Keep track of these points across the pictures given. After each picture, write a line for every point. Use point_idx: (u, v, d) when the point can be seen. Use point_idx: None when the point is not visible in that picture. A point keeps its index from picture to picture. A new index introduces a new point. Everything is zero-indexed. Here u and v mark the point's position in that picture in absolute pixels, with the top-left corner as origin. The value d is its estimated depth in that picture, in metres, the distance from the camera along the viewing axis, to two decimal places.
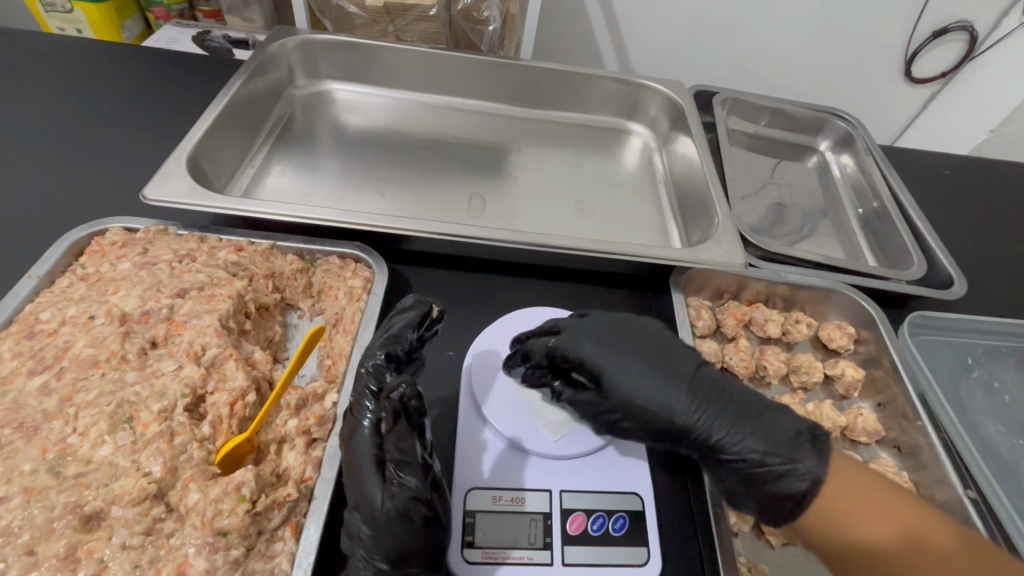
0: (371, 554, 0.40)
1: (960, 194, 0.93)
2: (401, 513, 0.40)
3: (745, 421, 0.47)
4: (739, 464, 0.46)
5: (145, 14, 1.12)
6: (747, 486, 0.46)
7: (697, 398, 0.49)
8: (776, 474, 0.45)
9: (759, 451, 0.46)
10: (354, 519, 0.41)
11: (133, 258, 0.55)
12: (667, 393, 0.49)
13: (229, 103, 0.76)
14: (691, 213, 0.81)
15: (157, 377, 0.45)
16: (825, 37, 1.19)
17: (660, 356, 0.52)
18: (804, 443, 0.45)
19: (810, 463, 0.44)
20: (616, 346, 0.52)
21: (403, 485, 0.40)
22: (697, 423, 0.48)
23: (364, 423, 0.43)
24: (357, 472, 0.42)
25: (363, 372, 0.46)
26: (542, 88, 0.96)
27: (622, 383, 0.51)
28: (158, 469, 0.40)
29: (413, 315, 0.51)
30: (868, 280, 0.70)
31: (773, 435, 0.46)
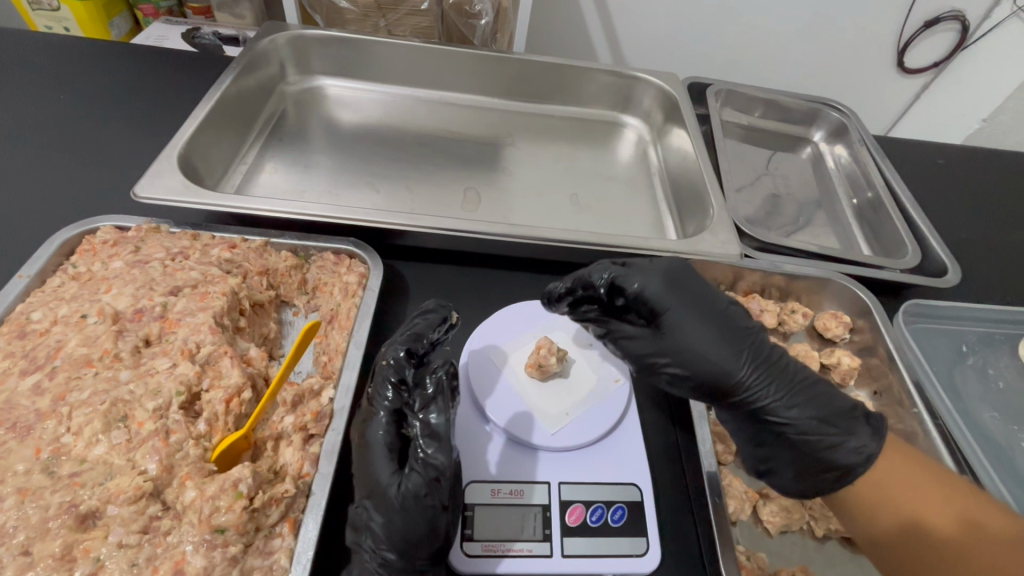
0: (382, 541, 0.40)
1: (954, 182, 0.94)
2: (421, 495, 0.40)
3: (800, 388, 0.50)
4: (790, 429, 0.49)
5: (133, 12, 1.11)
6: (788, 447, 0.49)
7: (760, 356, 0.50)
8: (828, 444, 0.47)
9: (814, 419, 0.48)
10: (364, 508, 0.42)
11: (125, 257, 0.54)
12: (731, 352, 0.50)
13: (220, 99, 0.76)
14: (686, 204, 0.81)
15: (152, 374, 0.44)
16: (818, 28, 1.19)
17: (725, 316, 0.52)
18: (856, 418, 0.48)
19: (864, 440, 0.47)
20: (688, 292, 0.52)
21: (424, 467, 0.41)
22: (757, 380, 0.49)
23: (381, 411, 0.45)
24: (373, 458, 0.43)
25: (382, 361, 0.47)
26: (536, 82, 0.96)
27: (688, 328, 0.51)
28: (154, 467, 0.39)
29: (434, 317, 0.51)
30: (863, 269, 0.70)
31: (828, 408, 0.49)
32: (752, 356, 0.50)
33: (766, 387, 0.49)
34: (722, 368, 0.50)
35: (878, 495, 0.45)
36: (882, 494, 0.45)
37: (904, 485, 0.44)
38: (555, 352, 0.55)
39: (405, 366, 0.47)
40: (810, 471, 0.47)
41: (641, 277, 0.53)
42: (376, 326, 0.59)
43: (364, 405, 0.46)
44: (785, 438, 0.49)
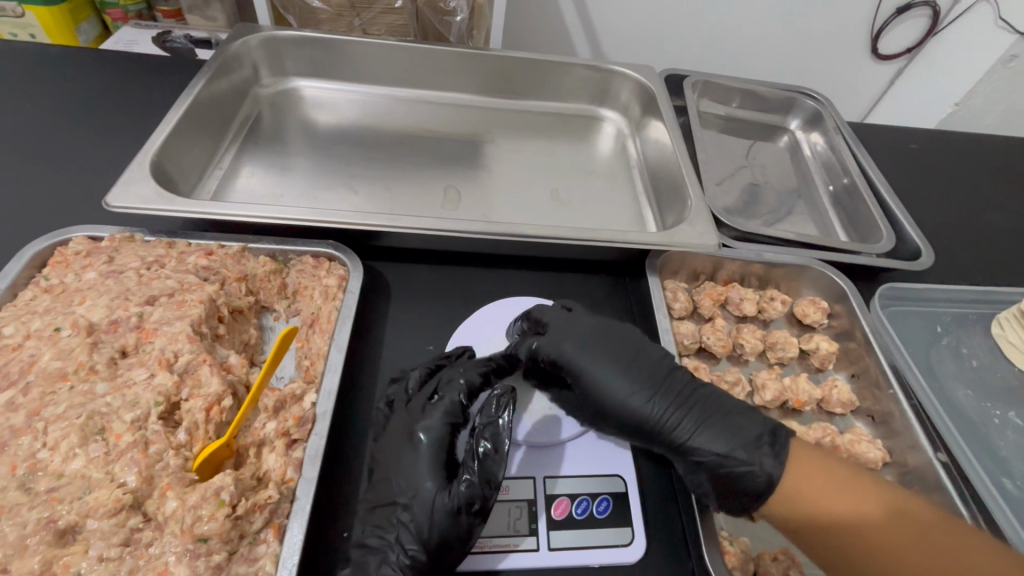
0: (415, 540, 0.42)
1: (928, 166, 0.96)
2: (472, 503, 0.42)
3: (709, 423, 0.49)
4: (702, 466, 0.47)
5: (101, 16, 1.09)
6: (704, 490, 0.48)
7: (667, 398, 0.50)
8: (735, 475, 0.46)
9: (720, 453, 0.47)
10: (401, 506, 0.44)
11: (98, 267, 0.54)
12: (636, 399, 0.50)
13: (192, 103, 0.75)
14: (664, 196, 0.81)
15: (129, 386, 0.44)
16: (793, 17, 1.20)
17: (634, 362, 0.52)
18: (763, 446, 0.46)
19: (768, 465, 0.45)
20: (594, 347, 0.53)
21: (480, 475, 0.44)
22: (664, 423, 0.49)
23: (440, 418, 0.47)
24: (426, 460, 0.45)
25: (458, 376, 0.50)
26: (513, 77, 0.95)
27: (596, 383, 0.52)
28: (133, 479, 0.39)
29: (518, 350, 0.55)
30: (839, 255, 0.71)
31: (738, 437, 0.47)
32: (661, 404, 0.50)
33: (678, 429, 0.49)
34: (631, 422, 0.50)
35: (825, 495, 0.43)
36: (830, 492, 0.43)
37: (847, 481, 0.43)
38: None
39: (477, 382, 0.50)
40: (727, 501, 0.47)
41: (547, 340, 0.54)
42: (358, 328, 0.59)
43: (419, 411, 0.48)
44: (700, 476, 0.48)
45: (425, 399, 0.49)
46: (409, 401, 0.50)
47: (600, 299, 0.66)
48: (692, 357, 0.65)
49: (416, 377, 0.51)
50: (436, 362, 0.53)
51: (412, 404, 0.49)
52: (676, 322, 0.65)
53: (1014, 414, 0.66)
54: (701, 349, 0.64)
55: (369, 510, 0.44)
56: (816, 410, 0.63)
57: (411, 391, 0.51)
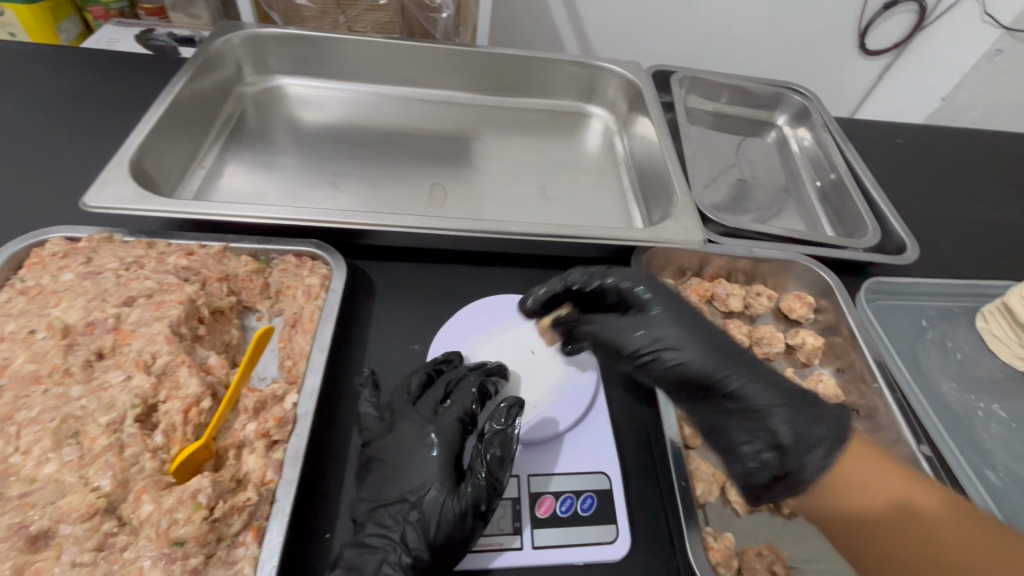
0: (420, 539, 0.41)
1: (914, 161, 0.96)
2: (479, 508, 0.42)
3: (769, 379, 0.50)
4: (761, 414, 0.48)
5: (82, 14, 1.08)
6: (761, 433, 0.47)
7: (734, 347, 0.51)
8: (800, 424, 0.47)
9: (782, 405, 0.48)
10: (410, 505, 0.43)
11: (76, 268, 0.53)
12: (706, 340, 0.51)
13: (173, 101, 0.74)
14: (651, 193, 0.81)
15: (105, 389, 0.43)
16: (781, 13, 1.20)
17: (701, 315, 0.54)
18: (822, 405, 0.48)
19: (830, 422, 0.47)
20: (669, 291, 0.54)
21: (488, 480, 0.44)
22: (729, 367, 0.50)
23: (451, 421, 0.47)
24: (437, 461, 0.45)
25: (470, 382, 0.50)
26: (500, 74, 0.95)
27: (668, 319, 0.52)
28: (108, 483, 0.38)
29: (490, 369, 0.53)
30: (825, 250, 0.71)
31: (798, 394, 0.49)
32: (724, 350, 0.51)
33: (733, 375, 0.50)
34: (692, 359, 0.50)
35: (844, 494, 0.45)
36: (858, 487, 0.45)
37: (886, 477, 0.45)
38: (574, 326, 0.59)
39: (488, 390, 0.50)
40: (786, 450, 0.46)
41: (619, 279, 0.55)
42: (342, 328, 0.59)
43: (431, 413, 0.48)
44: (759, 422, 0.48)
45: (435, 400, 0.49)
46: (417, 403, 0.49)
47: None
48: None
49: (422, 378, 0.51)
50: (435, 366, 0.52)
51: (419, 405, 0.49)
52: None
53: (997, 406, 0.66)
54: None
55: (371, 509, 0.44)
56: None
57: (415, 393, 0.50)
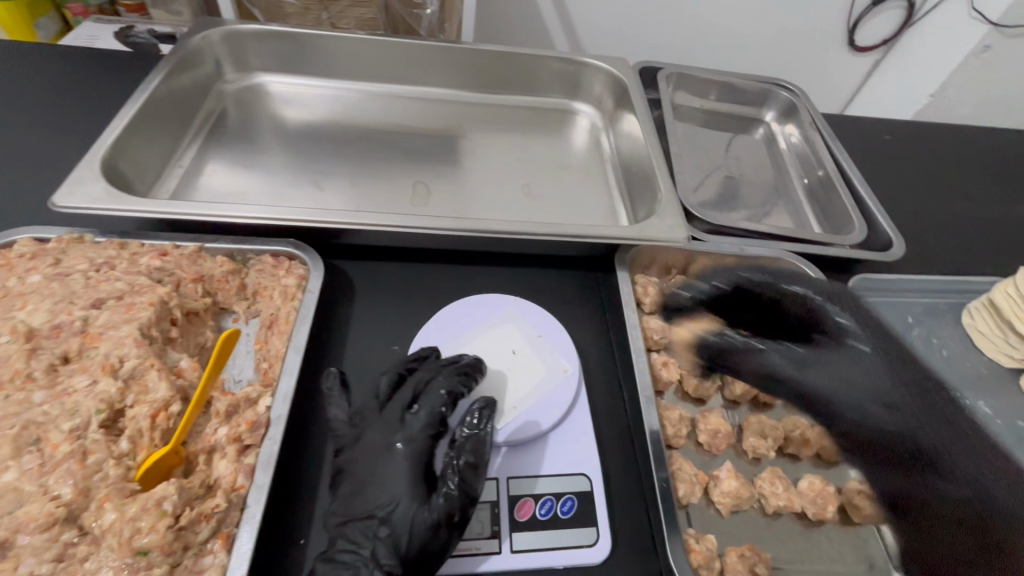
0: (391, 555, 0.40)
1: (902, 157, 0.96)
2: (453, 518, 0.41)
3: (967, 446, 0.50)
4: (969, 479, 0.48)
5: (61, 12, 1.06)
6: (947, 495, 0.48)
7: (909, 405, 0.52)
8: (980, 494, 0.47)
9: (996, 473, 0.48)
10: (379, 520, 0.42)
11: (44, 270, 0.52)
12: (895, 397, 0.53)
13: (149, 99, 0.72)
14: (636, 190, 0.80)
15: (69, 394, 0.42)
16: (770, 10, 1.20)
17: (907, 368, 0.54)
18: (996, 475, 0.48)
19: (1000, 494, 0.47)
20: (882, 338, 0.56)
21: (461, 488, 0.43)
22: (941, 430, 0.51)
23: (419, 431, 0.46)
24: (406, 472, 0.44)
25: (438, 384, 0.48)
26: (486, 71, 0.94)
27: (863, 372, 0.55)
28: (69, 491, 0.37)
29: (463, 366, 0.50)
30: (812, 247, 0.71)
31: (975, 462, 0.49)
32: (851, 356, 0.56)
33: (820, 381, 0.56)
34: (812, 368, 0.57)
35: None
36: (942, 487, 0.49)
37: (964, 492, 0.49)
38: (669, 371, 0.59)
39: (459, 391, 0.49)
40: (966, 522, 0.47)
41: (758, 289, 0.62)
42: (320, 329, 0.58)
43: (397, 421, 0.47)
44: (937, 487, 0.49)
45: (402, 406, 0.48)
46: (383, 409, 0.48)
47: (569, 294, 0.65)
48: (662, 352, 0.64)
49: (389, 382, 0.49)
50: (407, 365, 0.51)
51: (385, 411, 0.48)
52: (646, 316, 0.64)
53: (983, 403, 0.66)
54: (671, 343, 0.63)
55: (341, 523, 0.42)
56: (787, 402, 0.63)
57: (383, 396, 0.49)
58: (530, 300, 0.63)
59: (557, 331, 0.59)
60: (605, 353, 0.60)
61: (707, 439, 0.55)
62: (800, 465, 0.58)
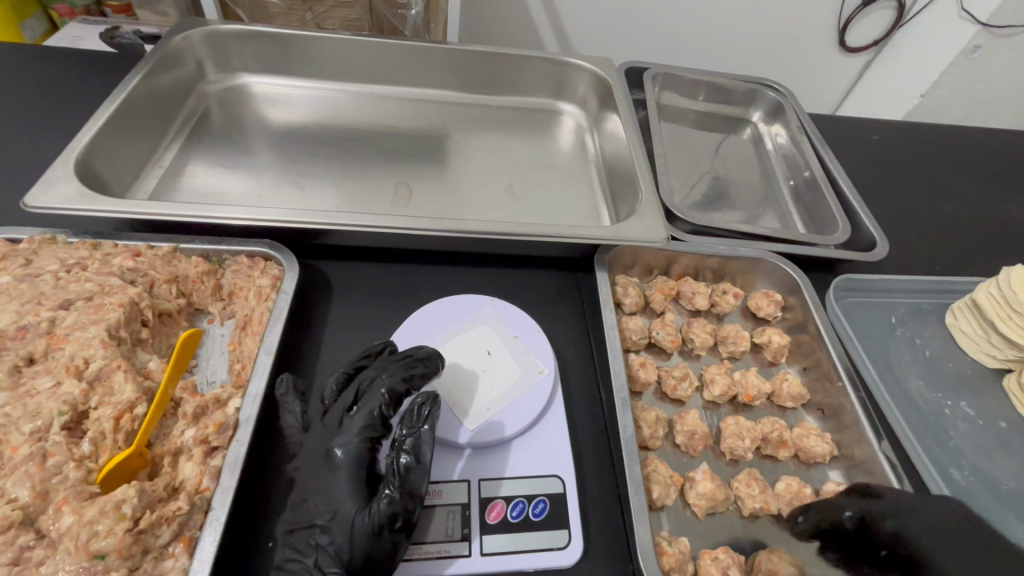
0: (334, 564, 0.40)
1: (889, 157, 0.96)
2: (394, 521, 0.41)
3: None
4: None
5: (48, 13, 1.06)
6: None
7: None
8: None
9: None
10: (320, 529, 0.41)
11: (13, 271, 0.51)
12: None
13: (127, 100, 0.72)
14: (619, 190, 0.80)
15: (32, 396, 0.42)
16: (760, 10, 1.20)
17: None
18: None
19: None
20: None
21: (402, 489, 0.42)
22: None
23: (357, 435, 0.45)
24: (346, 476, 0.43)
25: (380, 383, 0.47)
26: (471, 72, 0.94)
27: None
28: (26, 494, 0.37)
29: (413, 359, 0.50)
30: (794, 247, 0.70)
31: None
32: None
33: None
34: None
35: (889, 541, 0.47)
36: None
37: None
38: (686, 378, 0.59)
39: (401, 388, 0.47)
40: None
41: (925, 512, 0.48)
42: (295, 330, 0.57)
43: (337, 426, 0.46)
44: None
45: (343, 409, 0.47)
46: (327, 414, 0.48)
47: (549, 295, 0.65)
48: (642, 353, 0.63)
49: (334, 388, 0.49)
50: (355, 364, 0.51)
51: (327, 418, 0.47)
52: (625, 317, 0.63)
53: (965, 404, 0.65)
54: (650, 344, 0.63)
55: (287, 532, 0.42)
56: (767, 403, 0.62)
57: (327, 402, 0.49)
58: (508, 300, 0.63)
59: (534, 331, 0.58)
60: (582, 353, 0.60)
61: (684, 440, 0.55)
62: (778, 466, 0.57)
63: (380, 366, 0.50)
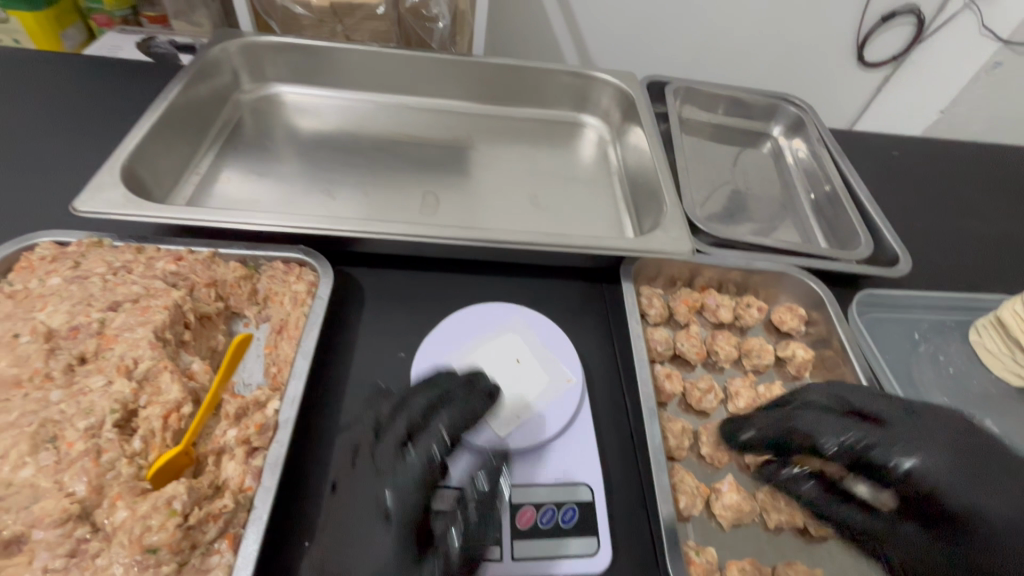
0: None
1: (910, 173, 0.96)
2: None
3: None
4: None
5: (87, 22, 1.10)
6: None
7: None
8: None
9: None
10: None
11: (63, 273, 0.54)
12: None
13: (168, 108, 0.74)
14: (643, 202, 0.81)
15: (84, 393, 0.43)
16: (780, 26, 1.21)
17: None
18: None
19: None
20: None
21: (460, 546, 0.42)
22: None
23: (413, 479, 0.43)
24: (396, 527, 0.42)
25: (442, 425, 0.47)
26: (495, 83, 0.95)
27: None
28: (82, 489, 0.38)
29: (474, 396, 0.50)
30: (817, 262, 0.71)
31: None
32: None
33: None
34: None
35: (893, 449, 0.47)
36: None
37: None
38: (710, 391, 0.60)
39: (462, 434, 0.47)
40: None
41: (925, 417, 0.48)
42: (329, 335, 0.59)
43: (391, 465, 0.45)
44: None
45: (397, 444, 0.46)
46: (379, 447, 0.46)
47: (575, 304, 0.66)
48: (666, 363, 0.64)
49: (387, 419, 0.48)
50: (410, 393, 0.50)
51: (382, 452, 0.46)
52: (650, 328, 0.64)
53: (990, 422, 0.65)
54: (675, 355, 0.64)
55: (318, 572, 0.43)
56: None
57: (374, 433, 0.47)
58: (536, 309, 0.64)
59: (562, 340, 0.59)
60: (608, 363, 0.61)
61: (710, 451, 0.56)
62: None
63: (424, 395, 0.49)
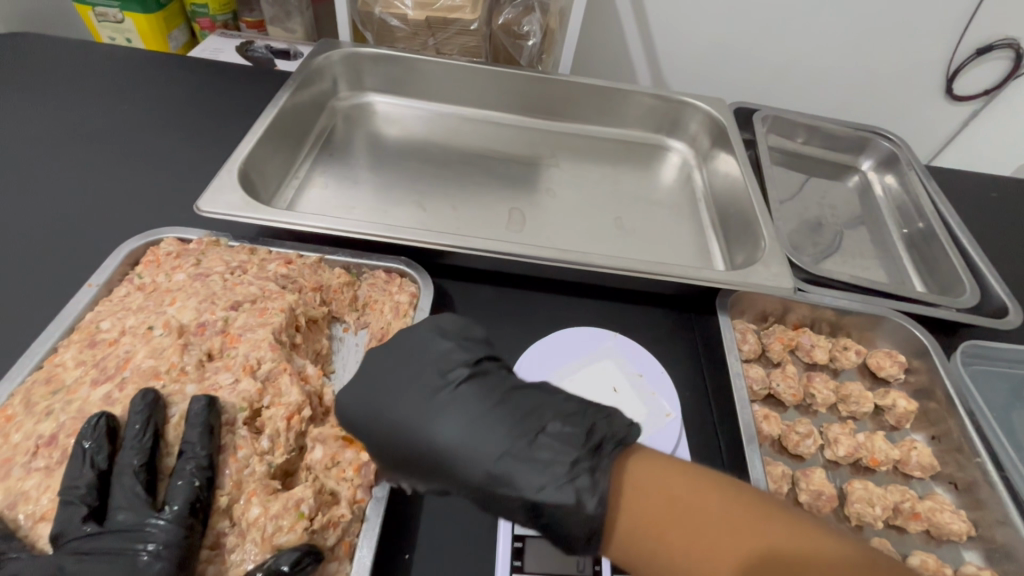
0: None
1: (1010, 219, 0.91)
2: None
3: None
4: None
5: (191, 24, 1.13)
6: None
7: None
8: None
9: None
10: None
11: (187, 269, 0.56)
12: None
13: (277, 116, 0.78)
14: (733, 232, 0.80)
15: (216, 390, 0.46)
16: (870, 56, 1.16)
17: None
18: None
19: None
20: None
21: None
22: None
23: (164, 525, 0.38)
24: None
25: (127, 474, 0.40)
26: (580, 103, 0.96)
27: None
28: (227, 483, 0.42)
29: (200, 418, 0.42)
30: (920, 307, 0.68)
31: None
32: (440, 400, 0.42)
33: (635, 502, 0.36)
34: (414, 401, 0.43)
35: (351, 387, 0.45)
36: (684, 504, 0.35)
37: (689, 489, 0.36)
38: (811, 438, 0.59)
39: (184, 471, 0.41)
40: None
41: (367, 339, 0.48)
42: None
43: (139, 523, 0.39)
44: None
45: (124, 508, 0.39)
46: (119, 511, 0.39)
47: (666, 334, 0.65)
48: (759, 403, 0.64)
49: (191, 490, 0.40)
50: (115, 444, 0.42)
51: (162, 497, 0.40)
52: (745, 364, 0.64)
53: None
54: (770, 395, 0.63)
55: None
56: (891, 470, 0.61)
57: (124, 528, 0.39)
58: (629, 336, 0.64)
59: (657, 371, 0.60)
60: (698, 397, 0.60)
61: (809, 499, 0.55)
62: (906, 538, 0.56)
63: (129, 461, 0.41)
